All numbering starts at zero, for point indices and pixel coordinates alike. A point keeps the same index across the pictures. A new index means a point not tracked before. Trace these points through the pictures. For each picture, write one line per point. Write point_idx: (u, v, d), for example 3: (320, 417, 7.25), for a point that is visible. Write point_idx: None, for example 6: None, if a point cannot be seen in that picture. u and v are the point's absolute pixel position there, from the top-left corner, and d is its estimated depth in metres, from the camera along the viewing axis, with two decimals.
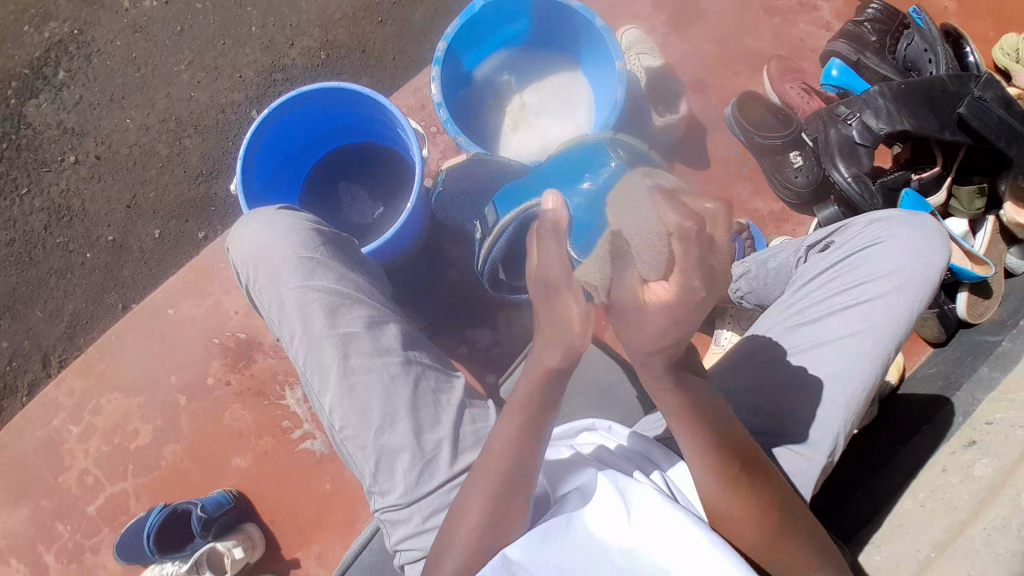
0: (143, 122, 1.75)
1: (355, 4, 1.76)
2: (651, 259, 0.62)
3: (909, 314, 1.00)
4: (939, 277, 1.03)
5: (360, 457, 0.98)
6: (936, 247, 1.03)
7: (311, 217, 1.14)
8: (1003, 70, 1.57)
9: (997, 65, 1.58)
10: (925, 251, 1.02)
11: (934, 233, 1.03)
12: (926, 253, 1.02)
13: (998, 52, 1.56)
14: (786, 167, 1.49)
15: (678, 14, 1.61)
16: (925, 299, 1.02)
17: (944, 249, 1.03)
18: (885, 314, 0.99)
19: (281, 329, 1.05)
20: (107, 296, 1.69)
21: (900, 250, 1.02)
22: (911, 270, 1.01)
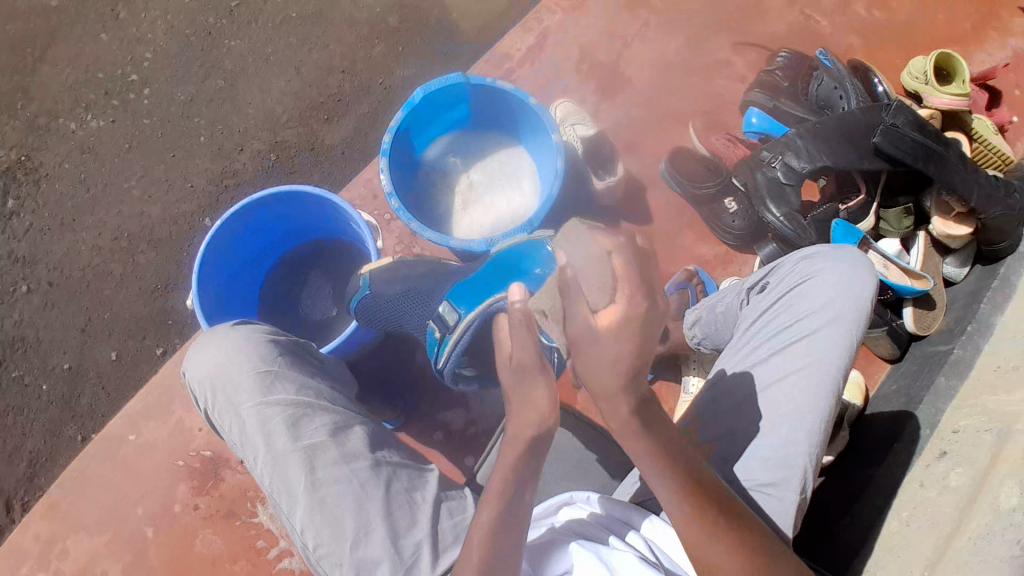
0: (94, 243, 1.76)
1: (299, 106, 1.83)
2: (598, 289, 0.65)
3: (850, 342, 1.05)
4: (871, 302, 1.08)
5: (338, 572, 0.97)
6: (863, 274, 1.08)
7: (268, 329, 1.17)
8: (913, 94, 1.65)
9: (908, 91, 1.67)
10: (853, 280, 1.07)
11: (858, 262, 1.09)
12: (855, 282, 1.07)
13: (908, 77, 1.64)
14: (723, 213, 1.58)
15: (605, 84, 1.72)
16: (863, 324, 1.07)
17: (871, 275, 1.08)
18: (826, 348, 1.04)
19: (245, 449, 1.05)
20: (66, 428, 1.65)
21: (830, 283, 1.07)
22: (843, 300, 1.06)
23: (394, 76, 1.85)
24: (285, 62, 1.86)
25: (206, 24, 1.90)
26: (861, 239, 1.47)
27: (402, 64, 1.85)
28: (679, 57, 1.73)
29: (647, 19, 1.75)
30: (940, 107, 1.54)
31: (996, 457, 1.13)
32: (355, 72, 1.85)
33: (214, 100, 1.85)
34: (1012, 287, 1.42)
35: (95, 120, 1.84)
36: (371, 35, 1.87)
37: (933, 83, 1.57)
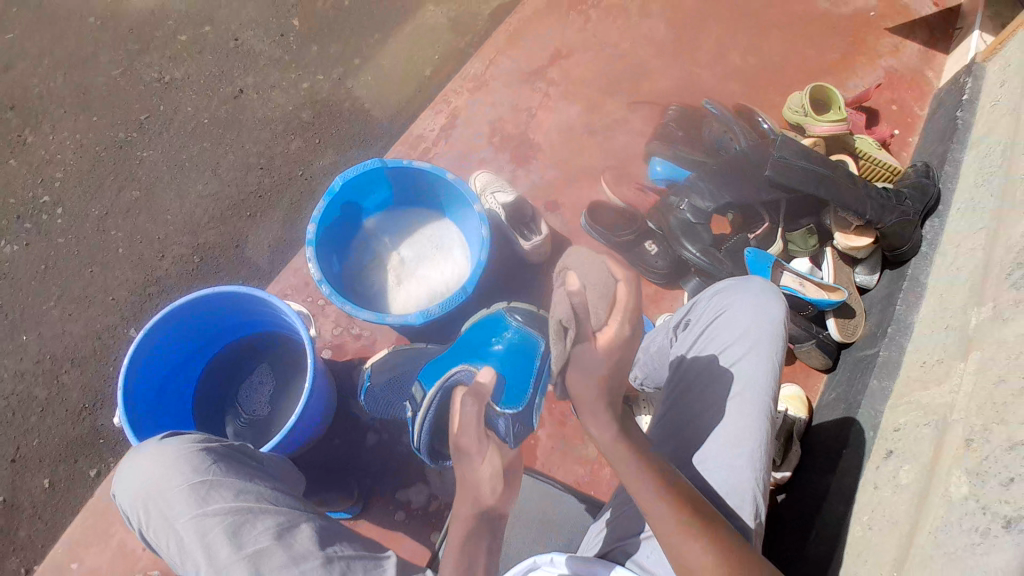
0: (18, 368, 1.69)
1: (221, 206, 1.85)
2: (602, 308, 0.85)
3: (773, 364, 1.12)
4: (784, 325, 1.16)
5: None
6: (772, 301, 1.17)
7: (199, 437, 1.12)
8: (796, 126, 1.82)
9: (791, 124, 1.84)
10: (764, 306, 1.17)
11: (764, 288, 1.19)
12: (765, 309, 1.16)
13: (789, 112, 1.82)
14: (645, 255, 1.67)
15: (517, 152, 1.83)
16: (781, 346, 1.15)
17: (778, 301, 1.18)
18: (751, 371, 1.11)
19: (185, 568, 1.00)
20: (6, 562, 1.53)
21: (743, 311, 1.17)
22: (758, 324, 1.15)
23: (313, 168, 1.90)
24: (202, 164, 1.89)
25: (117, 139, 1.92)
26: (774, 263, 1.57)
27: (321, 154, 1.91)
28: (579, 120, 1.86)
29: (547, 89, 1.89)
30: (821, 134, 1.70)
31: (939, 450, 1.18)
32: (273, 167, 1.89)
33: (134, 208, 1.85)
34: (921, 286, 1.52)
35: (9, 246, 1.81)
36: (286, 131, 1.93)
37: (812, 114, 1.73)
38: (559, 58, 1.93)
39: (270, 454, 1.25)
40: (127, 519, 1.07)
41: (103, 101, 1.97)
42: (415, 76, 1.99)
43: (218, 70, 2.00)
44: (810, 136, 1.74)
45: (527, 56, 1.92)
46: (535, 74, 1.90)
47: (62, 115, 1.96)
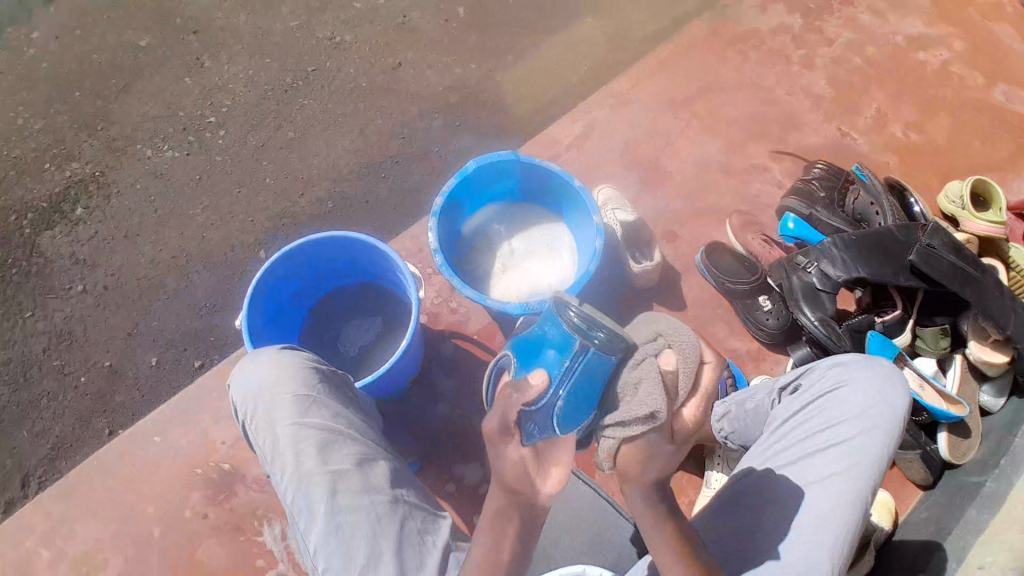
0: (155, 257, 1.86)
1: (360, 162, 1.97)
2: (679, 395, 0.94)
3: (882, 455, 1.07)
4: (902, 418, 1.12)
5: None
6: (897, 391, 1.12)
7: (311, 357, 1.20)
8: (951, 217, 1.72)
9: (945, 214, 1.74)
10: (887, 391, 1.12)
11: (890, 374, 1.14)
12: (888, 396, 1.12)
13: (945, 201, 1.72)
14: (757, 310, 1.63)
15: (648, 174, 1.80)
16: (895, 440, 1.10)
17: (903, 393, 1.13)
18: (861, 456, 1.06)
19: (273, 465, 1.08)
20: (95, 420, 1.69)
21: (865, 391, 1.11)
22: (878, 410, 1.10)
23: (449, 146, 1.97)
24: (351, 123, 2.01)
25: (285, 83, 2.06)
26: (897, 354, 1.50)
27: (459, 136, 1.98)
28: (718, 159, 1.82)
29: (692, 121, 1.87)
30: (977, 232, 1.60)
31: None
32: (416, 138, 1.99)
33: (284, 146, 1.99)
34: None
35: (172, 150, 1.98)
36: (433, 109, 2.01)
37: (970, 208, 1.64)
38: (712, 96, 1.90)
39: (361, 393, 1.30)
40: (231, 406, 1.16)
41: (278, 47, 2.11)
42: (565, 81, 2.01)
43: (383, 39, 2.11)
44: (964, 230, 1.64)
45: (680, 87, 1.91)
46: (682, 104, 1.89)
47: (241, 49, 2.11)
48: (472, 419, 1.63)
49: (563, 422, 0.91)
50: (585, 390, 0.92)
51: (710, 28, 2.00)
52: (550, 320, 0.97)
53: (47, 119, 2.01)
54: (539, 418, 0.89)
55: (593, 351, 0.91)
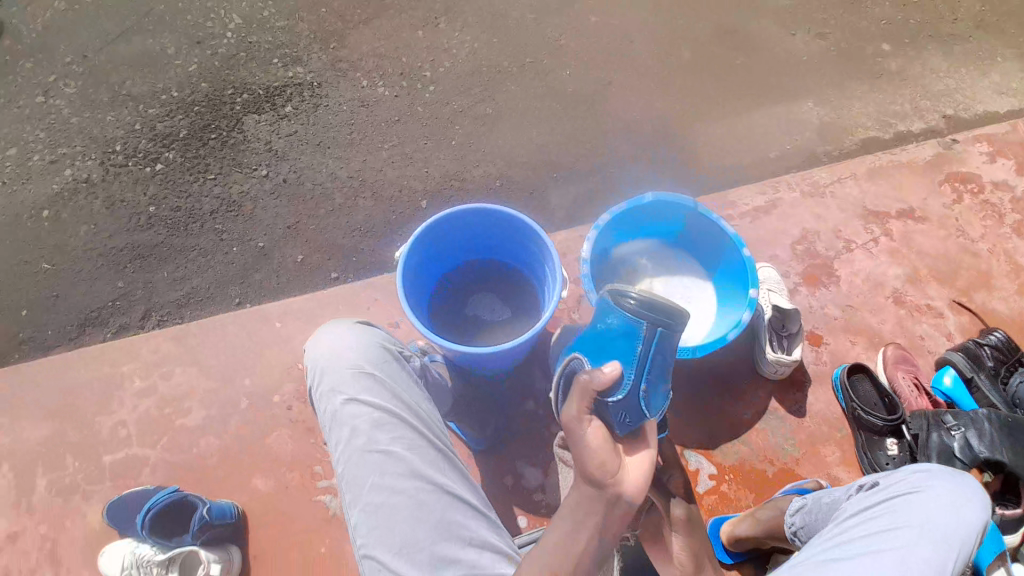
0: (333, 172, 1.97)
1: (541, 155, 2.00)
2: None
3: (952, 558, 0.95)
4: (981, 534, 1.00)
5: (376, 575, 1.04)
6: (976, 504, 1.03)
7: (382, 336, 1.27)
8: None
9: None
10: (964, 506, 1.02)
11: (972, 492, 1.05)
12: (965, 506, 1.02)
13: None
14: (880, 449, 1.52)
15: (813, 272, 1.74)
16: (969, 552, 0.98)
17: (984, 508, 1.03)
18: (919, 555, 0.95)
19: (331, 435, 1.17)
20: (230, 288, 1.83)
21: (941, 496, 1.04)
22: (950, 516, 1.01)
23: (629, 171, 1.98)
24: (542, 120, 2.05)
25: (499, 64, 2.14)
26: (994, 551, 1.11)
27: (640, 165, 1.99)
28: (893, 284, 1.74)
29: (878, 238, 1.79)
30: None
31: None
32: (600, 152, 2.00)
33: (479, 117, 2.06)
34: None
35: (383, 88, 2.09)
36: (626, 132, 2.03)
37: None
38: (908, 222, 1.82)
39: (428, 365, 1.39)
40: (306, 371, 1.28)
41: (511, 28, 2.20)
42: (759, 154, 2.00)
43: (603, 56, 2.16)
44: None
45: (877, 202, 1.85)
46: (873, 218, 1.82)
47: (474, 20, 2.21)
48: (553, 427, 1.63)
49: (648, 405, 0.99)
50: (658, 370, 0.98)
51: (930, 158, 1.92)
52: (610, 307, 1.01)
53: (287, 23, 2.19)
54: (623, 407, 0.96)
55: (661, 330, 0.95)
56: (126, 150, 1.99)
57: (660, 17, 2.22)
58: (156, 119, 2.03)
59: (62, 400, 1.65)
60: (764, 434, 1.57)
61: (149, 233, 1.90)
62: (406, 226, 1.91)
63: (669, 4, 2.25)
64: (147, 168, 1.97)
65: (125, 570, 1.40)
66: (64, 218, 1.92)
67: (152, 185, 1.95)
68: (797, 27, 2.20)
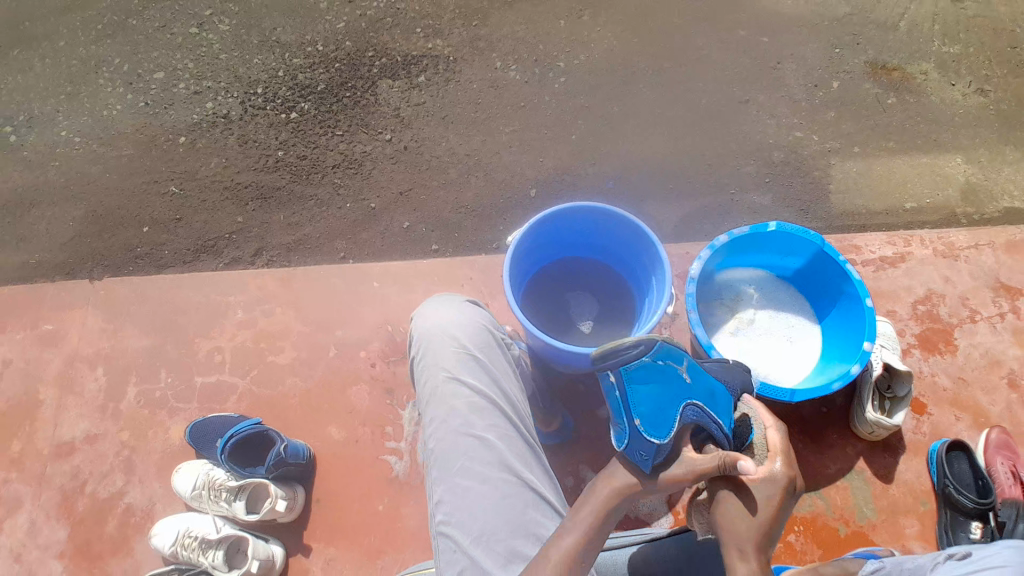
0: (453, 146, 2.01)
1: (662, 164, 1.98)
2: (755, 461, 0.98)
3: None
4: None
5: (449, 557, 1.04)
6: None
7: (489, 322, 1.31)
8: None
9: None
10: None
11: None
12: None
13: None
14: (963, 531, 1.43)
15: (928, 336, 1.65)
16: None
17: None
18: None
19: (427, 408, 1.20)
20: (337, 241, 1.89)
21: None
22: None
23: (746, 197, 1.93)
24: (668, 130, 2.03)
25: (634, 67, 2.12)
26: None
27: (760, 192, 1.93)
28: (1011, 366, 1.63)
29: (1005, 314, 1.68)
30: None
31: None
32: (720, 172, 1.96)
33: (606, 116, 2.05)
34: None
35: (516, 72, 2.11)
36: (750, 156, 1.98)
37: None
38: None
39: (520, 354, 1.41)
40: (408, 341, 1.33)
41: (651, 32, 2.18)
42: (889, 203, 1.91)
43: (744, 73, 2.11)
44: None
45: (1009, 275, 1.73)
46: (1001, 292, 1.71)
47: (619, 18, 2.20)
48: None
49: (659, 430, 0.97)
50: (657, 397, 0.99)
51: None
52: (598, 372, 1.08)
53: None
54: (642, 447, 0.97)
55: (629, 367, 1.00)
56: (266, 94, 2.09)
57: (812, 41, 2.15)
58: (299, 69, 2.12)
59: (168, 315, 1.75)
60: (840, 491, 1.51)
61: (272, 176, 1.98)
62: (514, 212, 1.93)
63: (824, 29, 2.16)
64: (283, 113, 2.06)
65: (194, 490, 1.49)
66: (200, 146, 2.03)
67: (284, 131, 2.03)
68: (957, 77, 2.09)
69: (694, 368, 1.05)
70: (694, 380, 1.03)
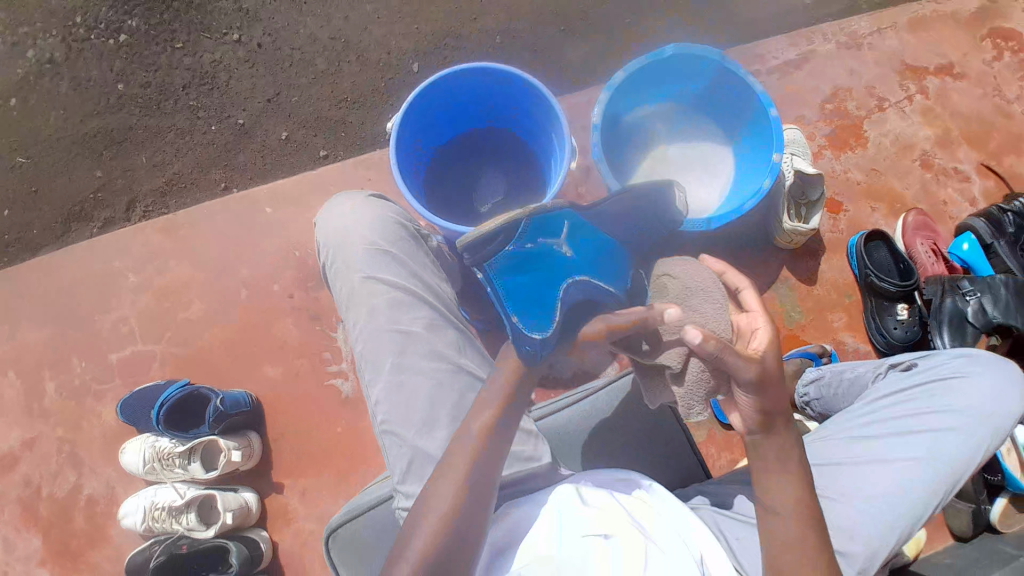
0: (313, 31, 1.76)
1: (550, 6, 1.78)
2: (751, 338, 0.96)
3: (977, 453, 1.05)
4: (1012, 423, 1.09)
5: (396, 452, 1.07)
6: (1016, 396, 1.09)
7: (400, 214, 1.27)
8: None
9: None
10: (1006, 393, 1.09)
11: (1013, 375, 1.11)
12: (1003, 398, 1.08)
13: None
14: (890, 315, 1.50)
15: (839, 133, 1.62)
16: (995, 441, 1.07)
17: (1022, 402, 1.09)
18: (948, 450, 1.04)
19: (350, 314, 1.18)
20: (213, 171, 1.72)
21: (982, 386, 1.09)
22: (988, 404, 1.08)
23: (645, 25, 1.77)
24: None
25: None
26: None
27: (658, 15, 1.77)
28: (922, 147, 1.63)
29: (913, 96, 1.65)
30: None
31: None
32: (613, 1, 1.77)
33: None
34: None
35: None
36: None
37: None
38: (946, 81, 1.67)
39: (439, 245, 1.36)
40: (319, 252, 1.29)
41: None
42: None
43: None
44: None
45: (915, 55, 1.68)
46: (909, 74, 1.67)
47: None
48: None
49: (539, 317, 0.95)
50: (534, 278, 0.99)
51: (974, 11, 1.72)
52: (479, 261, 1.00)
53: None
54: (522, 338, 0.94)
55: (499, 260, 0.97)
56: (87, 22, 1.75)
57: None
58: None
59: (56, 298, 1.60)
60: (772, 304, 1.56)
61: (120, 115, 1.74)
62: (401, 96, 1.75)
63: None
64: (110, 40, 1.76)
65: (147, 465, 1.44)
66: (31, 103, 1.75)
67: (118, 59, 1.75)
68: None
69: (566, 234, 1.05)
70: (573, 248, 1.05)
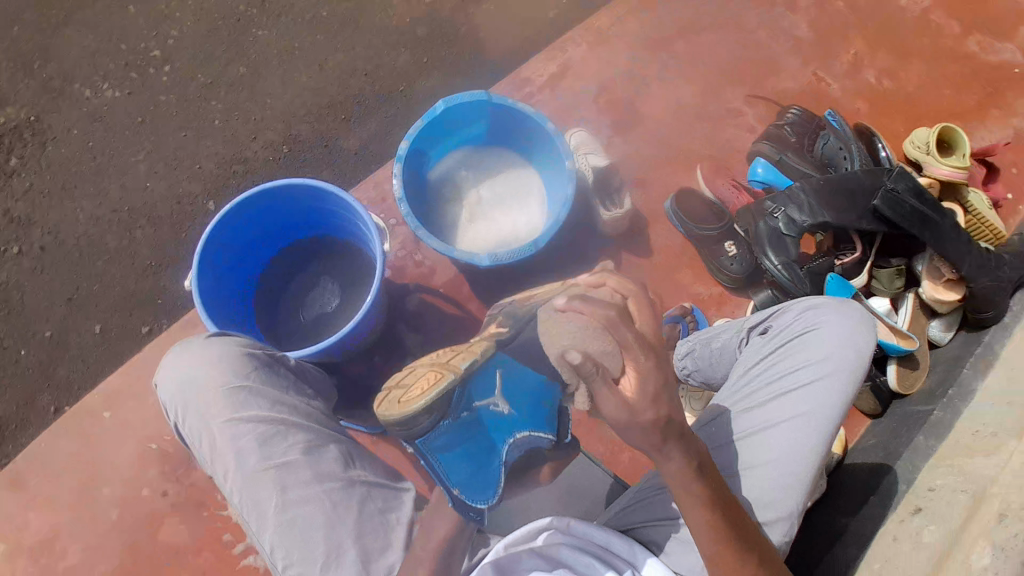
0: (93, 212, 1.71)
1: (320, 103, 1.79)
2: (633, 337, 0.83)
3: (845, 398, 1.11)
4: (870, 359, 1.15)
5: None
6: (866, 335, 1.15)
7: (244, 340, 1.15)
8: (914, 162, 1.72)
9: (909, 159, 1.73)
10: (855, 335, 1.15)
11: (859, 317, 1.17)
12: (855, 339, 1.14)
13: (910, 146, 1.71)
14: (722, 255, 1.62)
15: (619, 119, 1.73)
16: (858, 381, 1.13)
17: (872, 336, 1.15)
18: (818, 404, 1.10)
19: (214, 465, 1.06)
20: (40, 399, 1.61)
21: (833, 335, 1.15)
22: (843, 351, 1.13)
23: (416, 87, 1.82)
24: (306, 61, 1.82)
25: (236, 12, 1.85)
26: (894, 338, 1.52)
27: (426, 76, 1.83)
28: (691, 102, 1.77)
29: (667, 63, 1.79)
30: (940, 178, 1.60)
31: (970, 516, 1.14)
32: (379, 77, 1.82)
33: (237, 85, 1.80)
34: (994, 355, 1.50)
35: (111, 89, 1.79)
36: (398, 44, 1.84)
37: (936, 154, 1.63)
38: (688, 38, 1.82)
39: (299, 361, 1.24)
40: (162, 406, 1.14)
41: None
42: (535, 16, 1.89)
43: None
44: (926, 176, 1.65)
45: (656, 26, 1.82)
46: (662, 43, 1.81)
47: None
48: None
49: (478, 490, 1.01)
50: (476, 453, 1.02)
51: None
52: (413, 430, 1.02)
53: None
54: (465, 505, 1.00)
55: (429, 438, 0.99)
56: None
57: None
58: None
59: None
60: None
61: None
62: None
63: None
64: None
65: None
66: None
67: None
68: None
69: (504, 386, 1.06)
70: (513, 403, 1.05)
